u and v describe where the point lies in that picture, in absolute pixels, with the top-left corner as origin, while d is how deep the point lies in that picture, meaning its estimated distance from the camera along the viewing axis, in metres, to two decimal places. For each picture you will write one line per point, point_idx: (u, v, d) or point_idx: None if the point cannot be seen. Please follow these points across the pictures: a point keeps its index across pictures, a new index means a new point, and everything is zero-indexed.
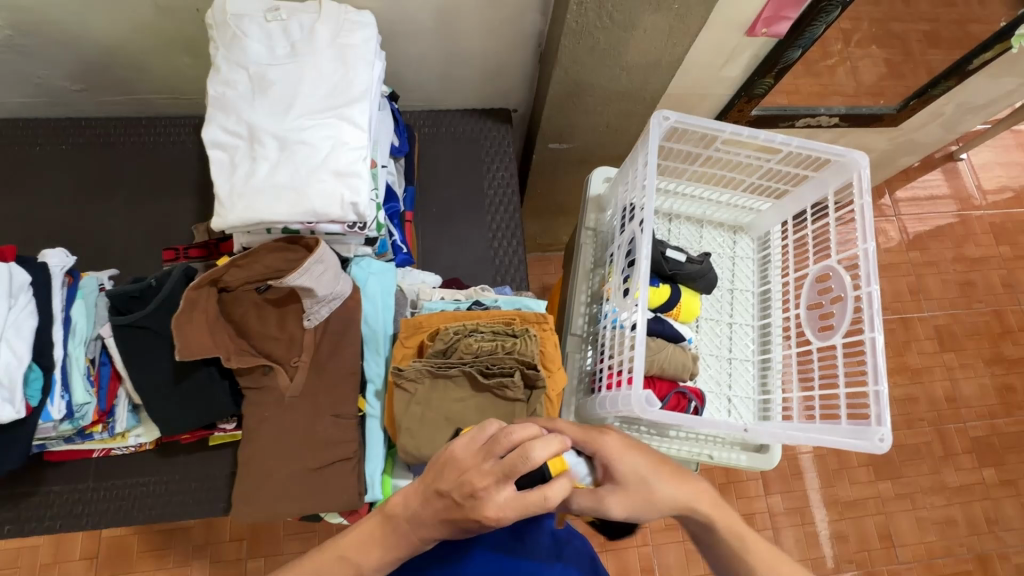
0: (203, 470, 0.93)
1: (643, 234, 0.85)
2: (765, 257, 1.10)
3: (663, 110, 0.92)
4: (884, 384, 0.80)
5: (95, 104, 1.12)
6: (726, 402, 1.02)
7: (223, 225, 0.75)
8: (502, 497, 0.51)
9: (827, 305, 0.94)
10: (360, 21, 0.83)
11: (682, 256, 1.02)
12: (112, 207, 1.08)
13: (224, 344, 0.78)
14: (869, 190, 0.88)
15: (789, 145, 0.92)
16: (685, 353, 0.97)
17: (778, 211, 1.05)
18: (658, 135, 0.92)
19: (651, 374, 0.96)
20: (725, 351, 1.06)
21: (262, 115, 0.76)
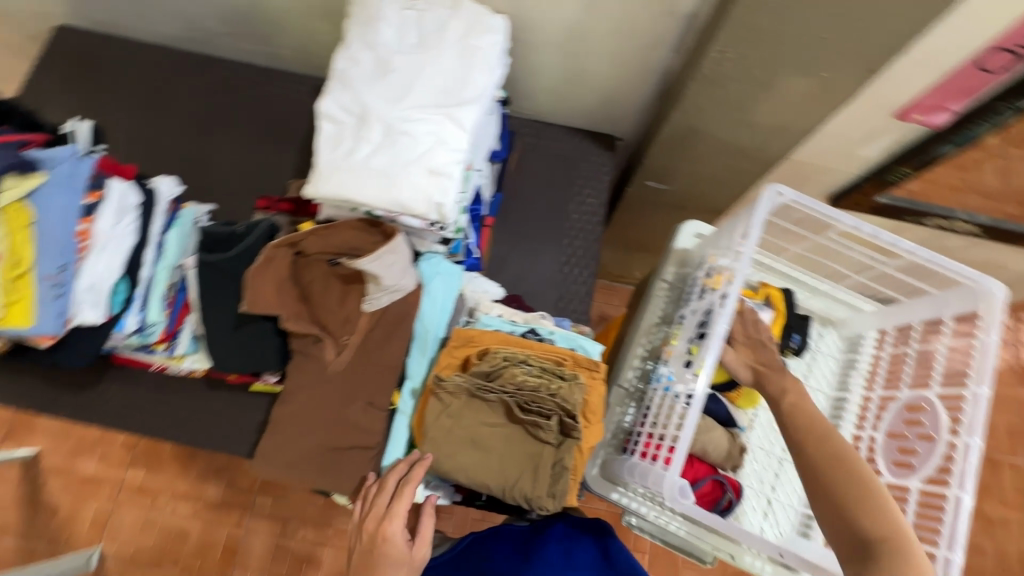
0: (238, 410, 0.98)
1: (723, 310, 0.79)
2: (850, 361, 1.00)
3: (778, 185, 0.87)
4: (959, 552, 0.70)
5: (234, 48, 1.19)
6: (764, 504, 0.93)
7: (313, 194, 0.76)
8: (398, 522, 0.68)
9: (911, 440, 0.84)
10: (492, 25, 0.83)
11: None
12: (224, 146, 1.15)
13: (286, 304, 0.80)
14: (999, 328, 0.77)
15: (915, 254, 0.84)
16: (730, 439, 0.94)
17: (880, 317, 0.96)
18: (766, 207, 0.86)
19: (691, 452, 0.92)
20: (777, 449, 0.97)
21: (376, 99, 0.77)
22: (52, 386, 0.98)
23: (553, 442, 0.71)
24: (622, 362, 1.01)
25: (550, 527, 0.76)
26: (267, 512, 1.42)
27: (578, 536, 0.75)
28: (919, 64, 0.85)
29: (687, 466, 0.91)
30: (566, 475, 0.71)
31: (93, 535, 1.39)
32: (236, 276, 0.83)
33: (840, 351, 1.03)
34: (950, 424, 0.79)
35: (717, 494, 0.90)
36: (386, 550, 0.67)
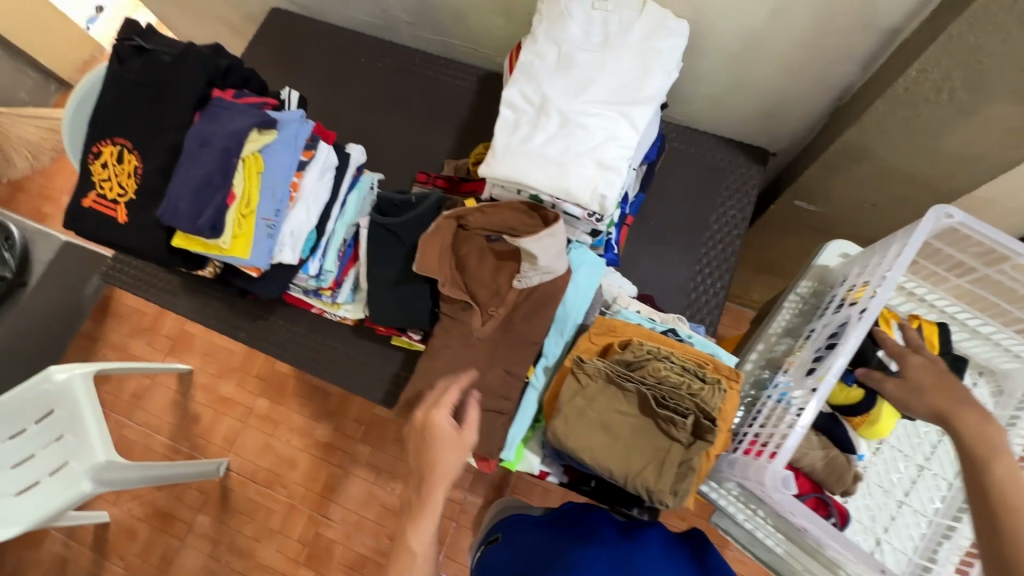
0: (379, 360, 1.09)
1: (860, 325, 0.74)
2: (1007, 417, 0.89)
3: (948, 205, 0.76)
4: None
5: (412, 37, 1.32)
6: (872, 544, 0.86)
7: (487, 172, 0.83)
8: (444, 412, 0.72)
9: None
10: (675, 29, 0.85)
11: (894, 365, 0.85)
12: (393, 124, 1.28)
13: (445, 270, 0.88)
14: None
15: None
16: (846, 466, 0.84)
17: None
18: (929, 230, 0.77)
19: (797, 467, 0.85)
20: (898, 491, 0.88)
21: (557, 91, 0.82)
22: (233, 311, 1.15)
23: (684, 441, 0.72)
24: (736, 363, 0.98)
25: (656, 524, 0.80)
26: (367, 459, 1.54)
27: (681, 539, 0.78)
28: None
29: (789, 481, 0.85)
30: (692, 476, 0.71)
31: (226, 448, 1.60)
32: (405, 239, 0.93)
33: (994, 404, 0.91)
34: None
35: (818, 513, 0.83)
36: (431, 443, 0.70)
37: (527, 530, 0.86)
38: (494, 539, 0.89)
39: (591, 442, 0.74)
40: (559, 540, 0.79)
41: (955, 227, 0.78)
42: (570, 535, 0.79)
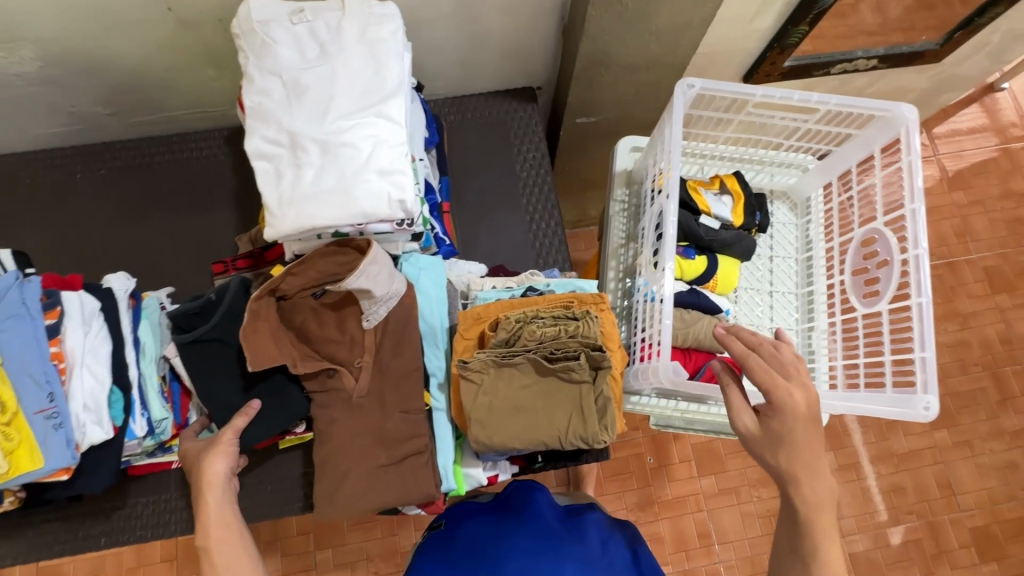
0: (278, 471, 0.97)
1: (671, 209, 0.81)
2: (807, 223, 1.01)
3: (687, 77, 0.85)
4: (931, 350, 0.74)
5: (125, 126, 1.13)
6: None
7: (275, 234, 0.75)
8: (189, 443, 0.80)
9: (872, 271, 0.86)
10: (384, 13, 0.81)
11: (716, 223, 0.96)
12: (156, 227, 1.10)
13: (288, 351, 0.80)
14: (917, 146, 0.81)
15: (827, 104, 0.85)
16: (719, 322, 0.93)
17: (821, 172, 0.97)
18: (683, 105, 0.85)
19: (685, 346, 0.92)
20: (765, 321, 0.99)
21: (302, 122, 0.76)
22: (75, 522, 0.94)
23: (588, 378, 0.74)
24: (601, 286, 1.03)
25: (593, 510, 0.89)
26: (333, 563, 1.40)
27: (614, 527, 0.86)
28: None
29: (686, 360, 0.92)
30: (611, 404, 0.73)
31: None
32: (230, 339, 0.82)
33: (795, 217, 1.04)
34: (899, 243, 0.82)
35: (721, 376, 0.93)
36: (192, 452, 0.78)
37: (471, 517, 0.86)
38: (437, 527, 0.89)
39: (517, 427, 0.73)
40: (498, 525, 0.83)
41: (700, 94, 0.88)
42: (510, 520, 0.82)
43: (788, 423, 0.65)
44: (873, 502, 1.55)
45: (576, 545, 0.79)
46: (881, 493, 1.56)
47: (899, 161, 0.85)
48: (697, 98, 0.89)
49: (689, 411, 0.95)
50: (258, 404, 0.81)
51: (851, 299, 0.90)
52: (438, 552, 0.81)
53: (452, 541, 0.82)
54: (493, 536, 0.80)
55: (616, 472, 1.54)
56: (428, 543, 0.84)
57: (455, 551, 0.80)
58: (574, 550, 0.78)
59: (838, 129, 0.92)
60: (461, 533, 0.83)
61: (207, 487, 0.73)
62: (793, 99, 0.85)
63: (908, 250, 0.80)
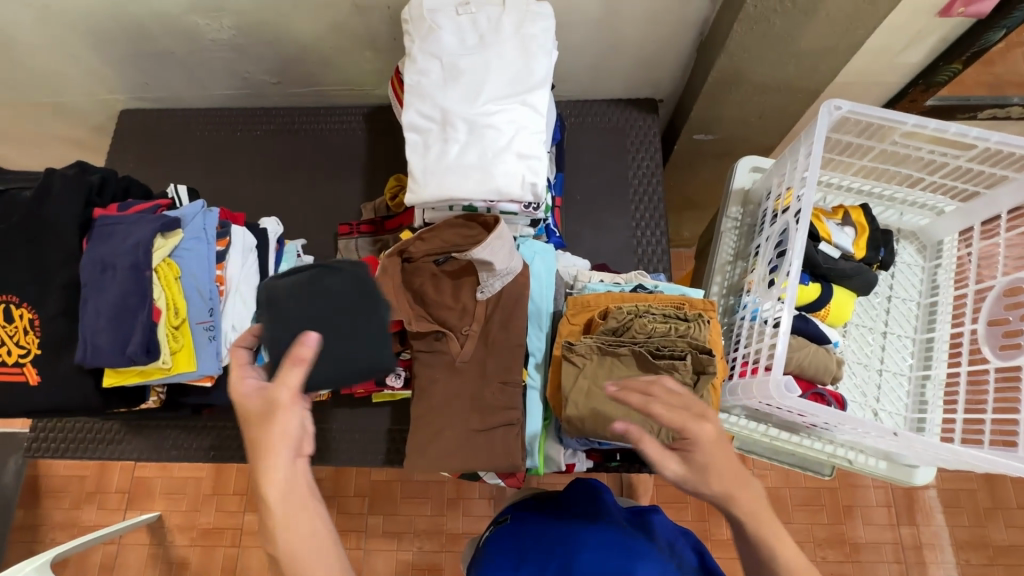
0: (367, 423, 1.04)
1: (800, 229, 0.80)
2: (935, 267, 0.97)
3: (833, 98, 0.83)
4: None
5: (283, 96, 1.27)
6: (871, 415, 0.92)
7: (416, 199, 0.82)
8: (240, 391, 0.58)
9: (1014, 322, 0.80)
10: (540, 11, 0.87)
11: (836, 252, 0.93)
12: (293, 187, 1.23)
13: (405, 308, 0.86)
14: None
15: (986, 141, 0.80)
16: (827, 354, 0.90)
17: (962, 216, 0.92)
18: (825, 126, 0.84)
19: (786, 371, 0.89)
20: (875, 361, 0.95)
21: (455, 102, 0.83)
22: (191, 433, 1.06)
23: (690, 381, 0.73)
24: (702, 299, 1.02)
25: (658, 516, 0.87)
26: (384, 529, 1.46)
27: (679, 531, 0.86)
28: None
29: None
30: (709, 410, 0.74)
31: None
32: (367, 293, 0.66)
33: (922, 260, 0.99)
34: None
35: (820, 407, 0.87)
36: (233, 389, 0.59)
37: (538, 513, 0.87)
38: (503, 522, 0.89)
39: (615, 415, 0.74)
40: (565, 521, 0.82)
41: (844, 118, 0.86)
42: (576, 517, 0.82)
43: (707, 458, 0.57)
44: None
45: (649, 544, 0.78)
46: None
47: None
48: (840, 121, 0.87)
49: (780, 439, 0.93)
50: (312, 349, 0.55)
51: (984, 350, 0.84)
52: (509, 545, 0.82)
53: (521, 532, 0.83)
54: (563, 531, 0.80)
55: (673, 499, 1.50)
56: (497, 537, 0.85)
57: (524, 543, 0.81)
58: (647, 548, 0.77)
59: (991, 170, 0.86)
60: (529, 527, 0.84)
61: (263, 479, 0.54)
62: (946, 132, 0.81)
63: None
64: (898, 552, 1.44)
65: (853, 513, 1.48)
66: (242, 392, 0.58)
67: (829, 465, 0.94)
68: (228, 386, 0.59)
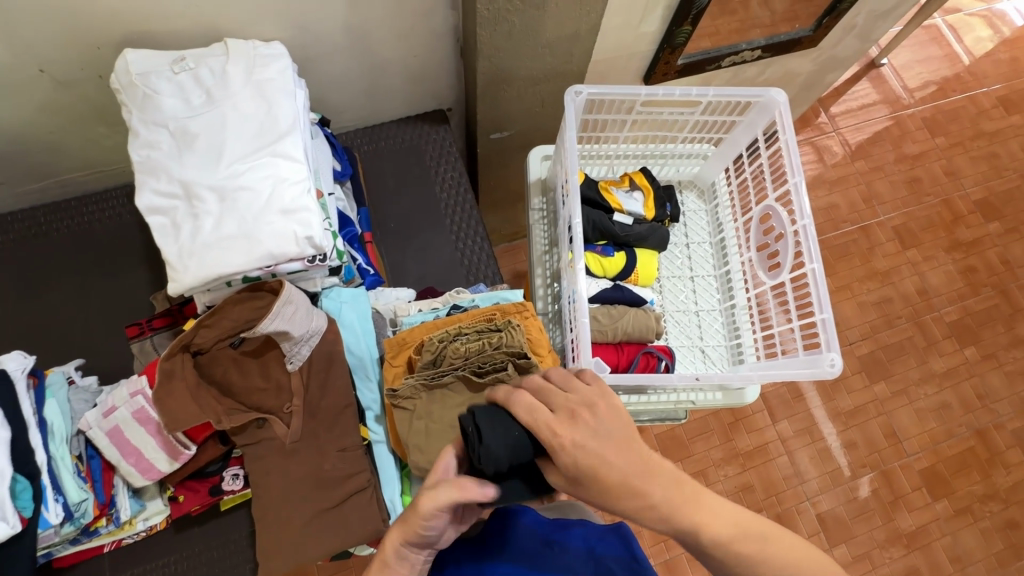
0: (222, 536, 0.91)
1: (575, 211, 0.85)
2: (715, 207, 1.07)
3: (574, 85, 0.88)
4: (828, 310, 0.80)
5: (16, 196, 1.07)
6: (699, 353, 1.00)
7: (180, 288, 0.72)
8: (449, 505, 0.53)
9: (772, 244, 0.92)
10: (271, 53, 0.81)
11: (629, 218, 1.00)
12: (63, 296, 1.04)
13: (210, 408, 0.76)
14: (791, 124, 0.88)
15: (706, 95, 0.91)
16: (647, 314, 0.96)
17: (719, 159, 1.03)
18: (573, 112, 0.90)
19: (617, 340, 0.95)
20: (691, 305, 1.03)
21: (195, 172, 0.74)
22: None
23: None
24: (531, 294, 1.04)
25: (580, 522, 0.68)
26: None
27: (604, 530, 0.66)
28: None
29: (619, 354, 0.95)
30: None
31: None
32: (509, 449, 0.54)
33: (704, 203, 1.09)
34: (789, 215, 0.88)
35: (654, 363, 0.94)
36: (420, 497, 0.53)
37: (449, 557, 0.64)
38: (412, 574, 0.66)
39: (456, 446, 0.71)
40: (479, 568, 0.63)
41: (589, 101, 0.93)
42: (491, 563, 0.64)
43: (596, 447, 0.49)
44: (835, 460, 1.63)
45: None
46: (840, 450, 1.64)
47: (779, 140, 0.91)
48: (587, 105, 0.94)
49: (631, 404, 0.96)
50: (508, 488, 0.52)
51: (759, 274, 0.96)
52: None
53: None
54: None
55: None
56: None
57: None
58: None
59: (722, 118, 0.98)
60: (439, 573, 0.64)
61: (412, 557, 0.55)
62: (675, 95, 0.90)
63: (797, 222, 0.87)
64: (779, 446, 1.63)
65: (737, 428, 1.64)
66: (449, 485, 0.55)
67: (681, 412, 1.01)
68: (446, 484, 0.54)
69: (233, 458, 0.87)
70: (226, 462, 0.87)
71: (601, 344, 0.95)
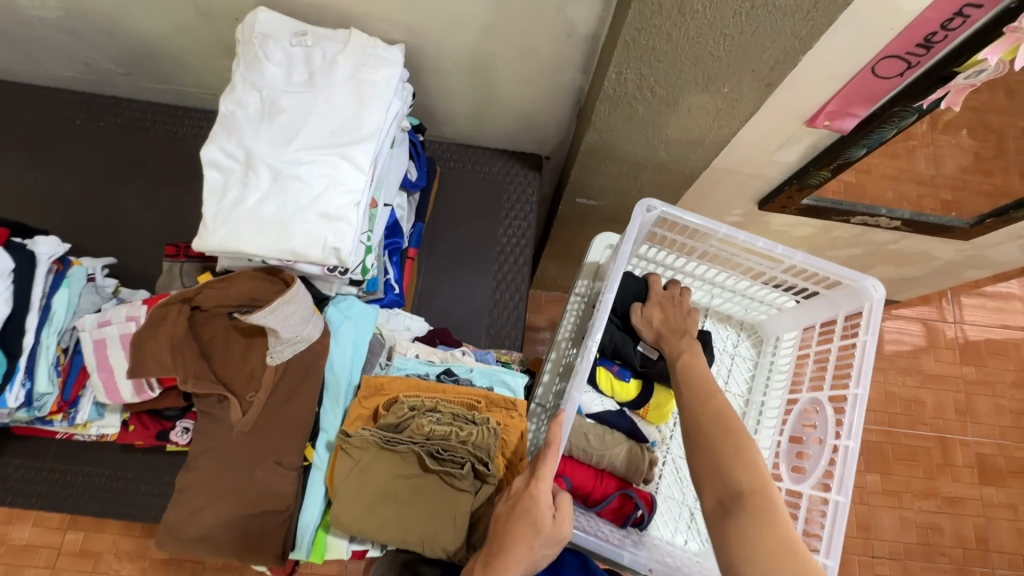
0: (156, 474, 0.92)
1: (596, 318, 0.77)
2: (768, 364, 0.95)
3: (649, 197, 0.81)
4: (834, 558, 0.67)
5: (135, 88, 1.12)
6: (687, 515, 0.89)
7: (202, 247, 0.72)
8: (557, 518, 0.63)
9: (806, 444, 0.80)
10: (387, 57, 0.81)
11: (653, 352, 0.90)
12: (134, 191, 1.09)
13: (183, 364, 0.75)
14: (876, 327, 0.74)
15: (791, 259, 0.78)
16: (640, 452, 0.86)
17: (792, 318, 0.91)
18: (638, 226, 0.81)
19: (600, 467, 0.86)
20: None
21: (263, 144, 0.73)
22: None
23: (470, 489, 0.68)
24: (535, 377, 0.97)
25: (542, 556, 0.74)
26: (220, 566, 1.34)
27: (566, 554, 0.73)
28: (817, 76, 0.85)
29: (596, 483, 0.85)
30: (485, 522, 0.69)
31: None
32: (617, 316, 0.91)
33: (757, 355, 0.98)
34: (835, 426, 0.75)
35: (628, 509, 0.84)
36: (540, 510, 0.62)
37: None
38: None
39: (383, 518, 0.68)
40: None
41: (663, 218, 0.83)
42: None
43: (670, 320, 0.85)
44: None
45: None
46: None
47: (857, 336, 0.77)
48: (659, 220, 0.84)
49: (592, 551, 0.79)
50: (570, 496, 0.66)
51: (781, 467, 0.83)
52: None
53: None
54: None
55: None
56: None
57: None
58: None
59: (805, 284, 0.85)
60: None
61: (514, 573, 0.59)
62: (753, 244, 0.78)
63: (840, 437, 0.73)
64: None
65: None
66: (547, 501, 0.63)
67: None
68: (544, 497, 0.63)
69: (191, 411, 0.88)
70: (184, 412, 0.88)
71: (581, 464, 0.86)
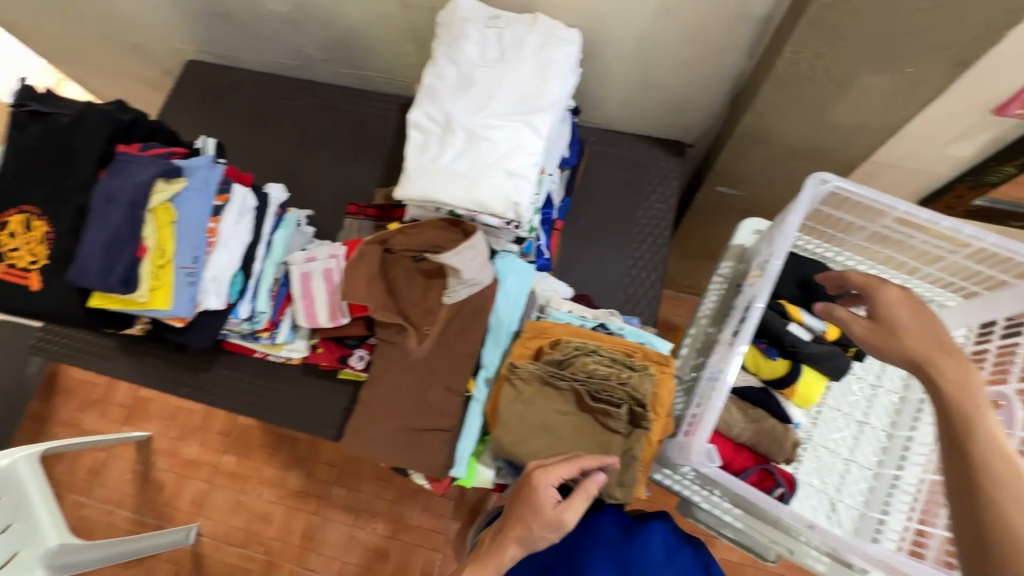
0: (327, 396, 1.07)
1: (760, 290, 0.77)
2: None
3: (821, 172, 0.80)
4: None
5: (330, 73, 1.32)
6: (828, 503, 0.87)
7: (403, 195, 0.85)
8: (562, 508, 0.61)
9: None
10: (566, 38, 0.89)
11: (807, 333, 0.86)
12: (322, 158, 1.28)
13: (376, 295, 0.88)
14: None
15: (981, 241, 0.74)
16: (785, 431, 0.86)
17: (965, 313, 0.86)
18: (808, 200, 0.80)
19: (739, 441, 0.88)
20: (844, 450, 0.90)
21: (459, 110, 0.85)
22: (172, 367, 1.12)
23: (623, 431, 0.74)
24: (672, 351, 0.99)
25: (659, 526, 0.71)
26: (344, 501, 1.49)
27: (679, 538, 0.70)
28: (1018, 58, 0.80)
29: (735, 455, 0.87)
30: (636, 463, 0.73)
31: (194, 512, 1.54)
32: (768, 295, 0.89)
33: None
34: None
35: (767, 486, 0.84)
36: (537, 492, 0.62)
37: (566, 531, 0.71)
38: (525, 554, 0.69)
39: (542, 447, 0.75)
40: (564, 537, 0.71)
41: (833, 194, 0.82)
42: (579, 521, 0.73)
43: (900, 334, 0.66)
44: None
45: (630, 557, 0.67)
46: None
47: None
48: (827, 197, 0.83)
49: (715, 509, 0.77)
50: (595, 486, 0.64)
51: None
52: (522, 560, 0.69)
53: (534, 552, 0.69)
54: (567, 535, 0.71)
55: None
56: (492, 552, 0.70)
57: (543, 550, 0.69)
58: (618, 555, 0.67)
59: (990, 272, 0.80)
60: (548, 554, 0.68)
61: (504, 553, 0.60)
62: (936, 224, 0.75)
63: None
64: None
65: None
66: (546, 488, 0.63)
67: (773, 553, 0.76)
68: (540, 480, 0.63)
69: (367, 343, 1.02)
70: (360, 342, 1.02)
71: (719, 435, 0.89)
